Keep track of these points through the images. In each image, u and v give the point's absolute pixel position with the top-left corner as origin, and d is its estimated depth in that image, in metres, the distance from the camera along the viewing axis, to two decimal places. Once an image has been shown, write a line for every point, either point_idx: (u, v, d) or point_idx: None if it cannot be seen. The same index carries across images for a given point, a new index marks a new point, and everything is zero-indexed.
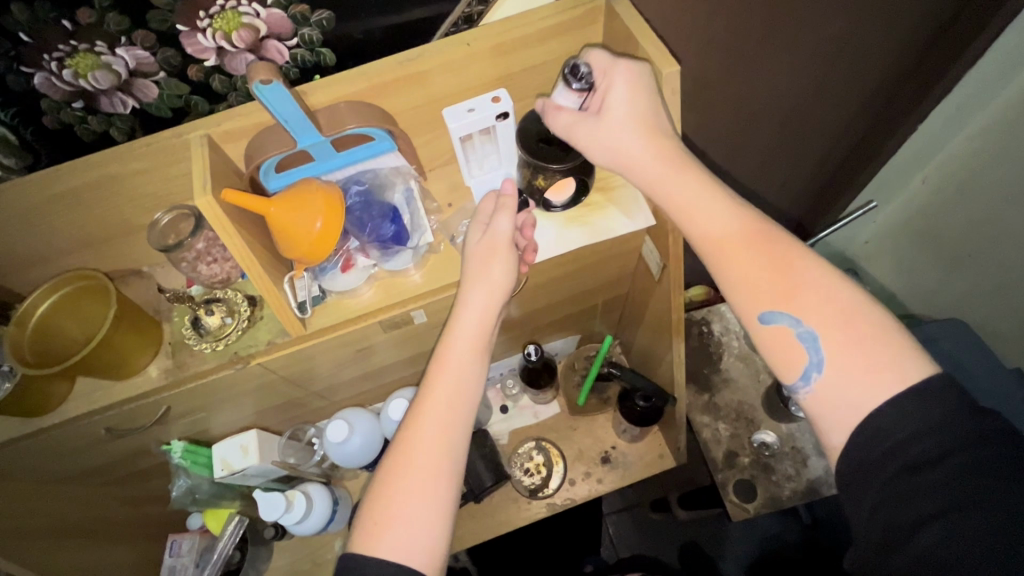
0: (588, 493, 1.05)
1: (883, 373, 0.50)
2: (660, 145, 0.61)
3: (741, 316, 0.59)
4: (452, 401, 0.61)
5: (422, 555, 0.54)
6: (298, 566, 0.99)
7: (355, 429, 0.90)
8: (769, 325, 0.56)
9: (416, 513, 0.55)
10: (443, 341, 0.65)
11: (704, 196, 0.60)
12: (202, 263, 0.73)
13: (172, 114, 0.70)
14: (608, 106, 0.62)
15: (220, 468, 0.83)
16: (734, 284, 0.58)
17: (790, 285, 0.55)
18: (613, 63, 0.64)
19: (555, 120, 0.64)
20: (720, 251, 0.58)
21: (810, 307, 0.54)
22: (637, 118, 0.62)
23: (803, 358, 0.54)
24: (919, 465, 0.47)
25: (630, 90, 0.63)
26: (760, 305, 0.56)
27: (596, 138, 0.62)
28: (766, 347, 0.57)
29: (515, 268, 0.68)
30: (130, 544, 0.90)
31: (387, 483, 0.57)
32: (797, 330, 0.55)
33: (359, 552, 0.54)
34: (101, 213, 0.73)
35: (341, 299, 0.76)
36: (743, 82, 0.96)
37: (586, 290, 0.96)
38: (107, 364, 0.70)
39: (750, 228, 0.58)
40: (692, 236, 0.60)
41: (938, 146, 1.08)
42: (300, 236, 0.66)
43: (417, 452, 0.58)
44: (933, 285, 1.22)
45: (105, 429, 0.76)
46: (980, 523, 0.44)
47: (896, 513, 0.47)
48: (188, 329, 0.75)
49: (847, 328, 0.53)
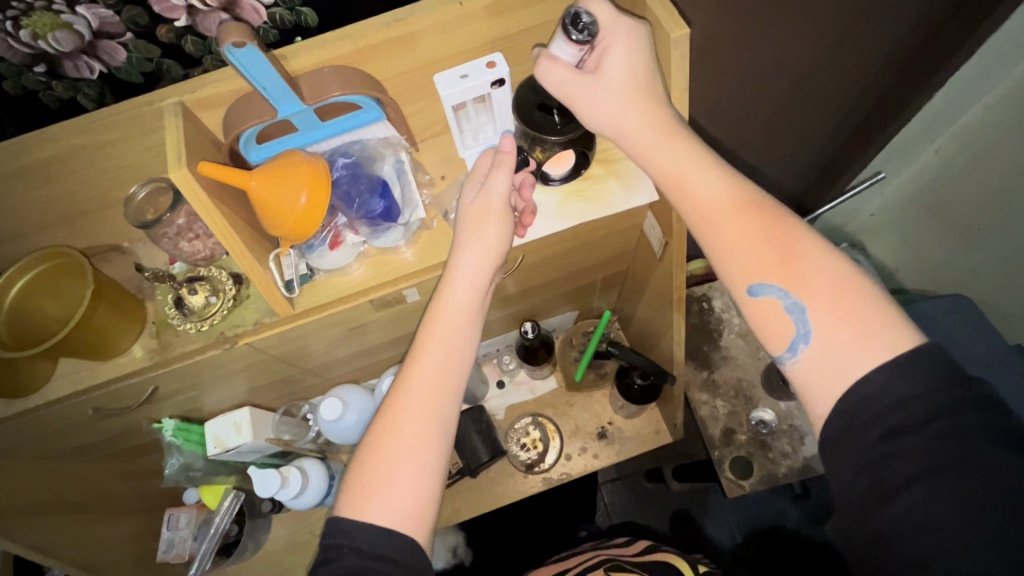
0: (584, 468, 1.05)
1: (870, 342, 0.48)
2: (655, 113, 0.58)
3: (730, 287, 0.56)
4: (444, 366, 0.59)
5: (415, 519, 0.53)
6: (296, 538, 1.01)
7: (350, 406, 0.88)
8: (757, 297, 0.54)
9: (407, 478, 0.54)
10: (434, 303, 0.62)
11: (696, 164, 0.56)
12: (183, 239, 0.71)
13: (143, 79, 0.66)
14: (606, 67, 0.58)
15: (213, 446, 0.82)
16: (724, 256, 0.55)
17: (782, 256, 0.52)
18: (615, 22, 0.59)
19: (549, 72, 0.58)
20: (710, 220, 0.55)
21: (799, 277, 0.52)
22: (635, 85, 0.58)
23: (791, 330, 0.52)
24: (900, 431, 0.45)
25: (630, 54, 0.58)
26: (751, 276, 0.54)
27: (590, 98, 0.57)
28: (754, 318, 0.55)
29: (510, 232, 0.65)
30: (128, 516, 0.91)
31: (377, 447, 0.56)
32: (785, 301, 0.52)
33: (346, 516, 0.53)
34: (76, 186, 0.70)
35: (330, 278, 0.73)
36: (754, 49, 0.90)
37: (586, 266, 0.93)
38: (90, 345, 0.68)
39: (743, 199, 0.55)
40: (684, 204, 0.57)
41: (954, 116, 1.02)
42: (283, 212, 0.63)
43: (409, 419, 0.56)
44: (938, 261, 1.20)
45: (92, 409, 0.75)
46: (961, 485, 0.43)
47: (875, 476, 0.45)
48: (171, 309, 0.73)
49: (837, 299, 0.50)
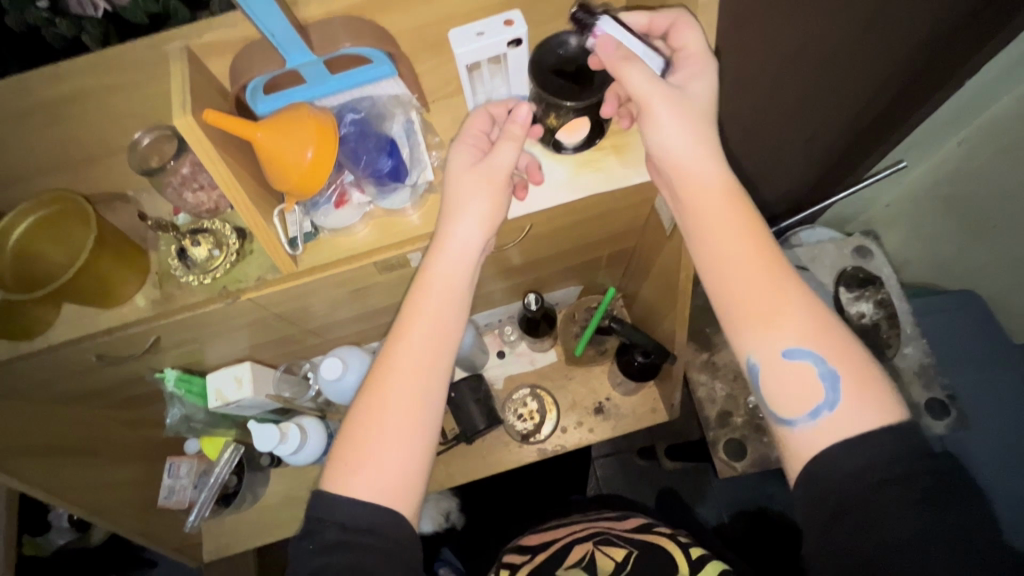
0: (579, 441, 1.06)
1: (889, 414, 0.49)
2: (716, 155, 0.58)
3: (762, 346, 0.53)
4: (431, 339, 0.59)
5: (399, 494, 0.54)
6: (293, 493, 1.03)
7: (350, 367, 0.89)
8: (789, 360, 0.52)
9: (392, 455, 0.55)
10: (421, 274, 0.62)
11: (721, 180, 0.58)
12: (187, 189, 0.71)
13: (149, 21, 0.64)
14: (688, 93, 0.59)
15: (214, 399, 0.83)
16: (765, 314, 0.53)
17: (819, 323, 0.52)
18: (703, 59, 0.61)
19: (633, 64, 0.58)
20: (757, 271, 0.54)
21: (836, 346, 0.52)
22: (705, 123, 0.59)
23: (820, 396, 0.51)
24: (885, 471, 0.47)
25: (708, 82, 0.60)
26: (789, 337, 0.52)
27: (668, 115, 0.58)
28: (778, 382, 0.53)
29: (506, 203, 0.64)
30: (131, 462, 0.93)
31: (364, 422, 0.56)
32: (818, 367, 0.51)
33: (331, 491, 0.54)
34: (82, 130, 0.69)
35: (334, 237, 0.72)
36: (780, 22, 0.86)
37: (593, 241, 0.92)
38: (91, 291, 0.68)
39: (783, 261, 0.55)
40: (730, 253, 0.55)
41: (982, 106, 0.93)
42: (288, 167, 0.62)
43: (396, 393, 0.56)
44: (952, 255, 1.17)
45: (95, 355, 0.75)
46: (938, 523, 0.44)
47: (858, 510, 0.46)
48: (175, 260, 0.72)
49: (862, 370, 0.51)
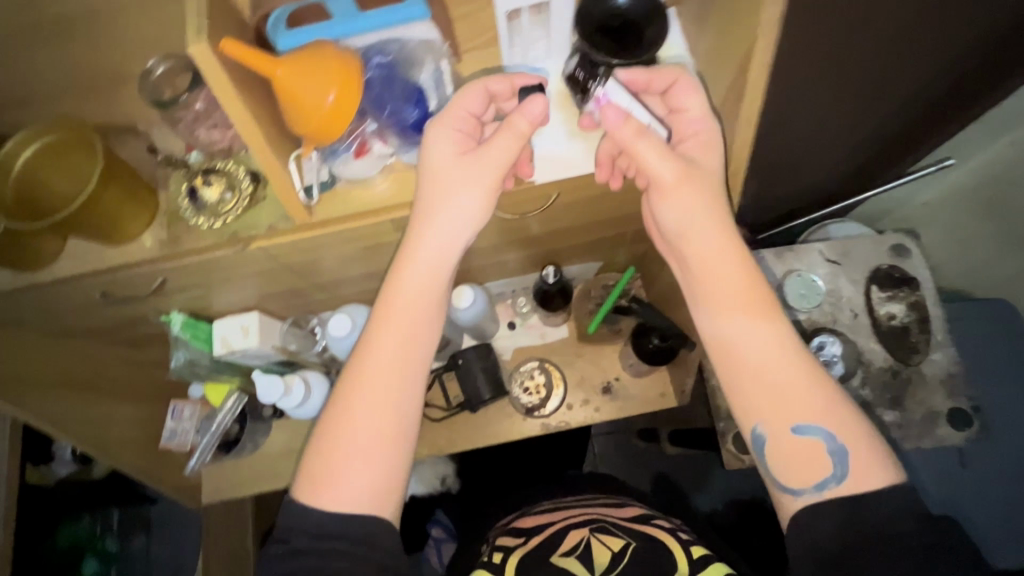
0: (584, 419, 1.04)
1: (886, 477, 0.55)
2: (730, 232, 0.60)
3: (773, 424, 0.57)
4: (400, 351, 0.60)
5: (374, 505, 0.57)
6: (293, 446, 1.03)
7: (358, 326, 0.87)
8: (801, 435, 0.56)
9: (359, 469, 0.57)
10: (388, 284, 0.62)
11: (732, 259, 0.60)
12: (200, 126, 0.69)
13: None
14: (698, 165, 0.59)
15: (219, 346, 0.83)
16: (775, 397, 0.57)
17: (828, 402, 0.56)
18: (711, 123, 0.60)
19: (638, 139, 0.57)
20: (770, 356, 0.57)
21: (843, 423, 0.56)
22: (718, 199, 0.59)
23: (829, 470, 0.55)
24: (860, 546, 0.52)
25: (718, 153, 0.59)
26: (800, 416, 0.56)
27: (682, 197, 0.59)
28: (788, 458, 0.57)
29: (492, 200, 0.61)
30: (134, 402, 0.93)
31: (331, 435, 0.58)
32: (829, 444, 0.55)
33: (300, 502, 0.57)
34: (94, 53, 0.66)
35: (351, 189, 0.69)
36: None
37: (619, 216, 0.87)
38: (98, 225, 0.66)
39: (792, 341, 0.58)
40: (745, 335, 0.58)
41: None
42: (307, 109, 0.58)
43: (361, 409, 0.58)
44: (992, 262, 1.11)
45: (100, 292, 0.74)
46: None
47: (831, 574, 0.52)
48: (185, 200, 0.69)
49: (864, 442, 0.55)
